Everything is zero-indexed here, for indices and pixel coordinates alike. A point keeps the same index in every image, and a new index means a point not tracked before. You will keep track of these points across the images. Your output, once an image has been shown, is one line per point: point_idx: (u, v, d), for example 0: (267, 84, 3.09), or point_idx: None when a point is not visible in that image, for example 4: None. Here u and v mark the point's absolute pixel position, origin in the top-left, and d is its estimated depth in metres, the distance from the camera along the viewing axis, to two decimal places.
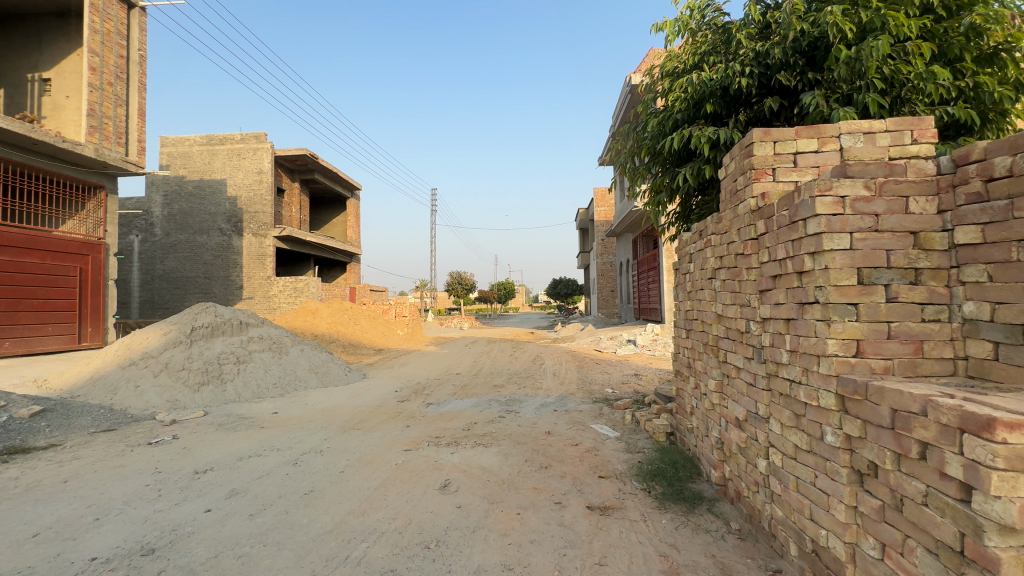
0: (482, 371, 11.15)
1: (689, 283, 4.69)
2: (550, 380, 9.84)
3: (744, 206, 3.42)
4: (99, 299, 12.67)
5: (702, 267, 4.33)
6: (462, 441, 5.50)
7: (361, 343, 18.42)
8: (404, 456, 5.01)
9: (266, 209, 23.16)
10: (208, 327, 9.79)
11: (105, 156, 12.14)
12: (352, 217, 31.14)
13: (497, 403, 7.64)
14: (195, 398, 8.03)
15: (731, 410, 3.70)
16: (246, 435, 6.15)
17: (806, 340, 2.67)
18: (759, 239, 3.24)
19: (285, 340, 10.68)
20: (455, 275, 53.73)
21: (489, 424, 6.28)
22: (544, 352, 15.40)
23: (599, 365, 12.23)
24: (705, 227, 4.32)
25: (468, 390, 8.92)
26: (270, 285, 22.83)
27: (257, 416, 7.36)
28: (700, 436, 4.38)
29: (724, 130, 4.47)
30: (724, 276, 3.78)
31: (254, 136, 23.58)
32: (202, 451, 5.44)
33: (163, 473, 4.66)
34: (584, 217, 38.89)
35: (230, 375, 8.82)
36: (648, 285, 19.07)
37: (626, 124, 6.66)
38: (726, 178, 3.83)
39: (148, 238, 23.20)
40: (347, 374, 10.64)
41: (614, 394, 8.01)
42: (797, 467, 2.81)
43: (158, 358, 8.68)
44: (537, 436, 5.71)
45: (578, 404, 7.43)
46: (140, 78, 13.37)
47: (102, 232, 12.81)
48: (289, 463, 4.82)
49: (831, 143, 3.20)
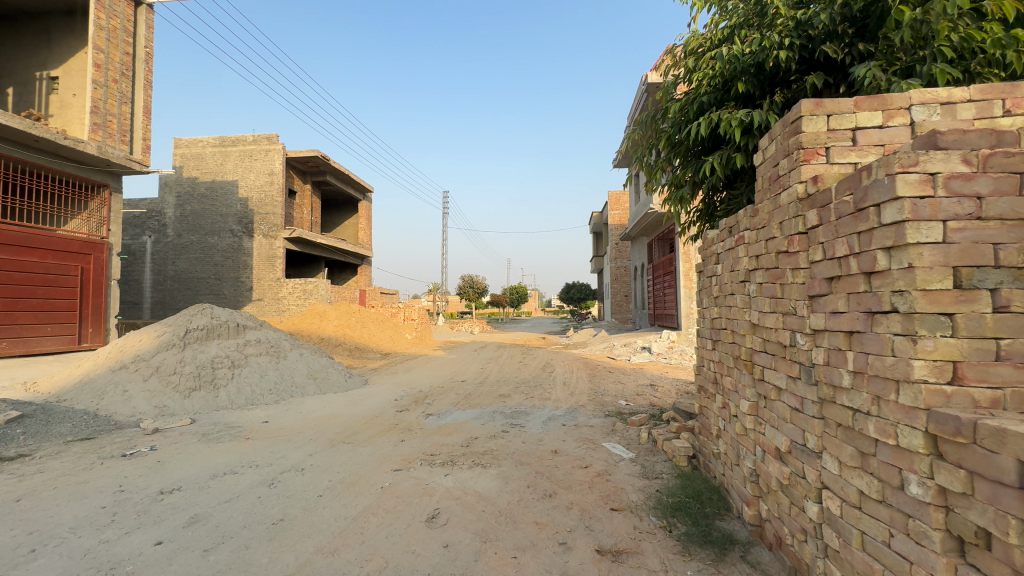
0: (488, 379, 10.62)
1: (716, 287, 4.12)
2: (560, 389, 9.27)
3: (789, 194, 2.85)
4: (100, 299, 12.45)
5: (732, 269, 3.74)
6: (458, 460, 4.97)
7: (367, 347, 18.05)
8: (393, 477, 4.49)
9: (276, 211, 23.08)
10: (204, 330, 9.40)
11: (108, 153, 11.94)
12: (363, 219, 30.93)
13: (501, 415, 7.10)
14: (185, 404, 7.64)
15: (770, 438, 3.10)
16: (228, 448, 5.69)
17: (878, 360, 2.09)
18: (808, 233, 2.66)
19: (284, 344, 10.27)
20: (466, 279, 53.49)
21: (490, 441, 5.72)
22: (555, 359, 14.80)
23: (612, 373, 11.62)
24: (735, 223, 3.77)
25: (471, 399, 8.40)
26: (279, 287, 22.66)
27: (246, 425, 6.92)
28: (729, 464, 3.79)
29: (759, 112, 3.91)
30: (762, 278, 3.20)
31: (265, 138, 23.50)
32: (175, 466, 4.99)
33: (125, 493, 4.20)
34: (597, 221, 38.26)
35: (224, 381, 8.43)
36: (664, 290, 18.41)
37: (644, 113, 6.10)
38: (763, 164, 3.26)
39: (160, 239, 23.20)
40: (346, 380, 10.16)
41: (629, 408, 7.41)
42: (862, 519, 2.22)
43: (149, 361, 8.32)
44: (542, 456, 5.15)
45: (589, 418, 6.86)
46: (146, 75, 13.20)
47: (105, 231, 12.60)
48: (264, 483, 4.34)
49: (898, 117, 2.63)
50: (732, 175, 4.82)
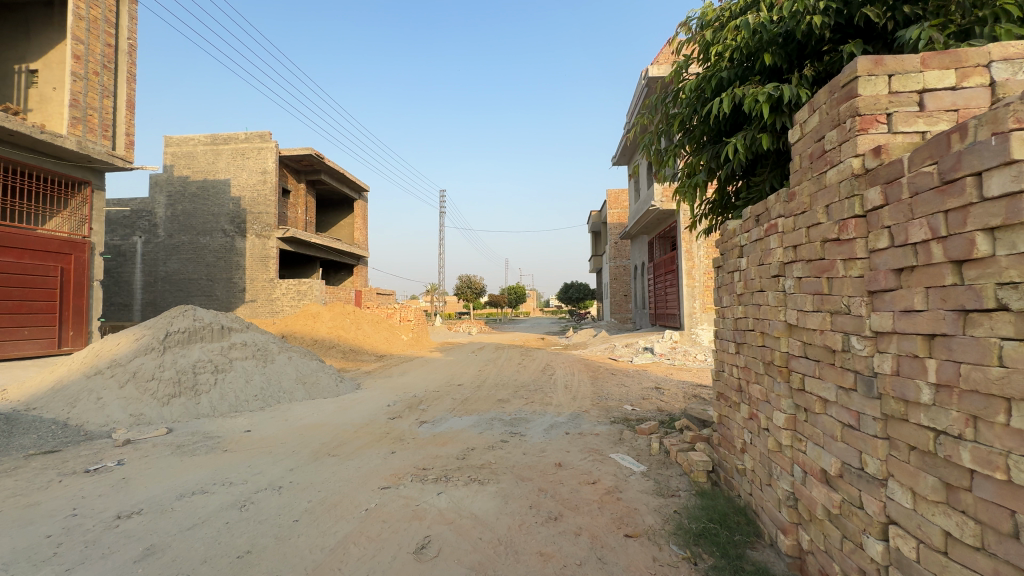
0: (486, 382, 10.15)
1: (740, 283, 3.67)
2: (561, 394, 8.84)
3: (839, 171, 2.41)
4: (82, 301, 11.95)
5: (762, 262, 3.30)
6: (453, 475, 4.52)
7: (362, 349, 17.57)
8: (379, 496, 4.03)
9: (270, 210, 22.58)
10: (185, 332, 8.88)
11: (89, 148, 11.44)
12: (359, 219, 30.42)
13: (500, 423, 6.64)
14: (163, 413, 7.17)
15: (815, 459, 2.66)
16: (202, 461, 5.22)
17: (978, 372, 1.65)
18: (868, 216, 2.22)
19: (272, 347, 9.80)
20: (464, 279, 53.02)
21: (488, 452, 5.28)
22: (555, 360, 14.35)
23: (615, 375, 11.17)
24: (763, 210, 3.34)
25: (468, 405, 7.94)
26: (272, 288, 22.15)
27: (226, 435, 6.44)
28: (758, 483, 3.35)
29: (790, 86, 3.49)
30: (802, 271, 2.76)
31: (258, 136, 23.01)
32: (142, 483, 4.52)
33: (77, 517, 3.73)
34: (596, 220, 37.78)
35: (205, 387, 7.95)
36: (665, 289, 17.96)
37: (652, 97, 5.67)
38: (803, 140, 2.83)
39: (151, 239, 22.66)
40: (337, 385, 9.67)
41: (636, 414, 6.97)
42: (951, 569, 1.78)
43: (126, 366, 7.83)
44: (545, 470, 4.70)
45: (593, 425, 6.42)
46: (129, 68, 12.71)
47: (87, 230, 12.10)
48: (235, 506, 3.88)
49: (974, 76, 2.19)
50: (753, 161, 4.40)
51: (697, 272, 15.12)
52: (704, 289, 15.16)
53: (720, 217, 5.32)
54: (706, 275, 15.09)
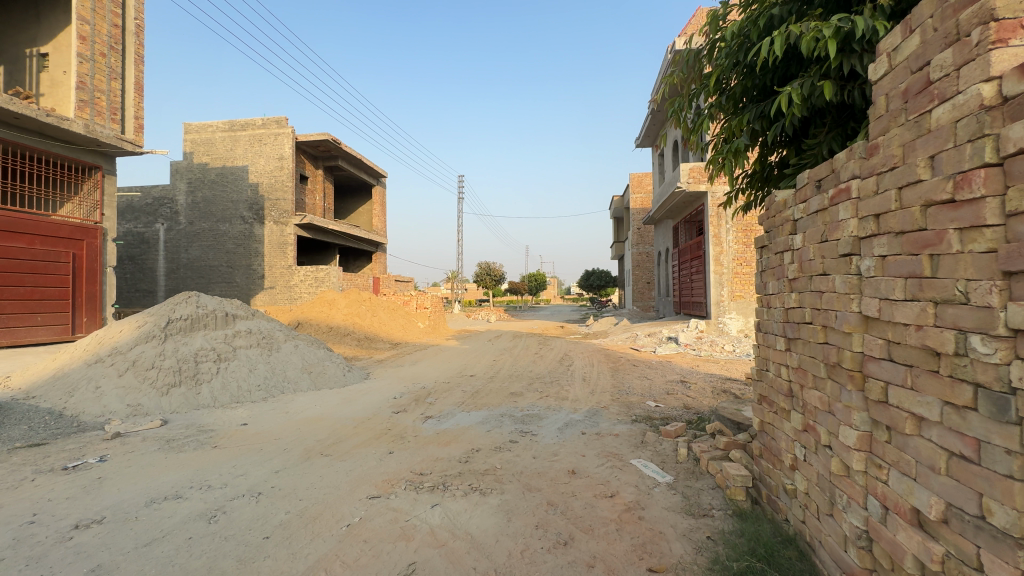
0: (499, 373, 9.66)
1: (794, 267, 3.00)
2: (579, 387, 8.27)
3: (957, 106, 1.73)
4: (95, 287, 11.87)
5: (827, 239, 2.62)
6: (452, 484, 4.00)
7: (377, 337, 17.32)
8: (365, 508, 3.55)
9: (287, 196, 22.41)
10: (187, 319, 8.55)
11: (97, 132, 11.22)
12: (376, 205, 30.18)
13: (510, 420, 6.11)
14: (161, 403, 6.90)
15: (902, 494, 2.03)
16: (187, 459, 4.85)
17: None
18: (1008, 165, 1.54)
19: (277, 335, 9.47)
20: (483, 267, 52.69)
21: (494, 455, 4.76)
22: (574, 350, 13.75)
23: (637, 367, 10.53)
24: (828, 174, 2.67)
25: (478, 398, 7.44)
26: (291, 275, 22.08)
27: (221, 429, 6.09)
28: (815, 511, 2.74)
29: (865, 19, 2.79)
30: (891, 247, 2.08)
31: (275, 121, 22.84)
32: (115, 485, 4.14)
33: (32, 526, 3.35)
34: (619, 205, 36.65)
35: (207, 376, 7.66)
36: (690, 276, 17.10)
37: (684, 51, 4.92)
38: (892, 74, 2.14)
39: (172, 227, 22.79)
40: (345, 374, 9.30)
41: (659, 411, 6.34)
42: None
43: (126, 354, 7.56)
44: (557, 478, 4.16)
45: (612, 424, 5.84)
46: (137, 49, 12.41)
47: (99, 216, 11.95)
48: (203, 516, 3.45)
49: None
50: (806, 120, 3.71)
51: (725, 259, 14.22)
52: (733, 276, 14.26)
53: (762, 190, 4.64)
54: (735, 262, 14.21)
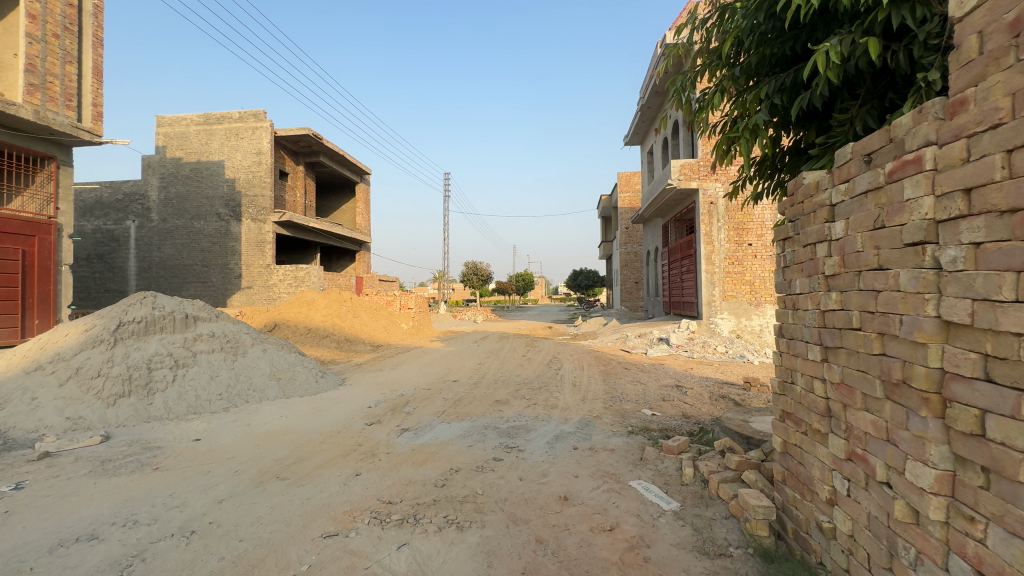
0: (484, 378, 9.10)
1: (836, 261, 2.47)
2: (568, 392, 7.75)
3: None
4: (48, 287, 11.01)
5: (886, 227, 2.09)
6: (424, 516, 3.42)
7: (358, 338, 16.61)
8: (317, 551, 2.95)
9: (265, 192, 21.53)
10: (141, 322, 7.80)
11: (49, 119, 10.37)
12: (360, 203, 29.34)
13: (494, 433, 5.55)
14: (106, 416, 6.17)
15: (1011, 562, 1.51)
16: (120, 485, 4.18)
17: None
18: None
19: (244, 338, 8.75)
20: (470, 266, 52.00)
21: (475, 477, 4.19)
22: (563, 352, 13.23)
23: (629, 370, 10.05)
24: (883, 145, 2.16)
25: (460, 407, 6.87)
26: (269, 274, 21.22)
27: (170, 445, 5.42)
28: (863, 560, 2.23)
29: None
30: (998, 233, 1.56)
31: (252, 114, 21.95)
32: (21, 521, 3.46)
33: None
34: (608, 204, 36.21)
35: (161, 385, 6.94)
36: (681, 275, 16.67)
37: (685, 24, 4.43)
38: (989, 4, 1.63)
39: (144, 224, 21.74)
40: (317, 380, 8.62)
41: (657, 422, 5.84)
42: None
43: (69, 361, 6.80)
44: (549, 506, 3.60)
45: (606, 436, 5.32)
46: (95, 31, 11.57)
47: (53, 210, 11.09)
48: (116, 566, 2.82)
49: None
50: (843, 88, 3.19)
51: (717, 258, 13.81)
52: (725, 276, 13.83)
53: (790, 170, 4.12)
54: (727, 261, 13.81)
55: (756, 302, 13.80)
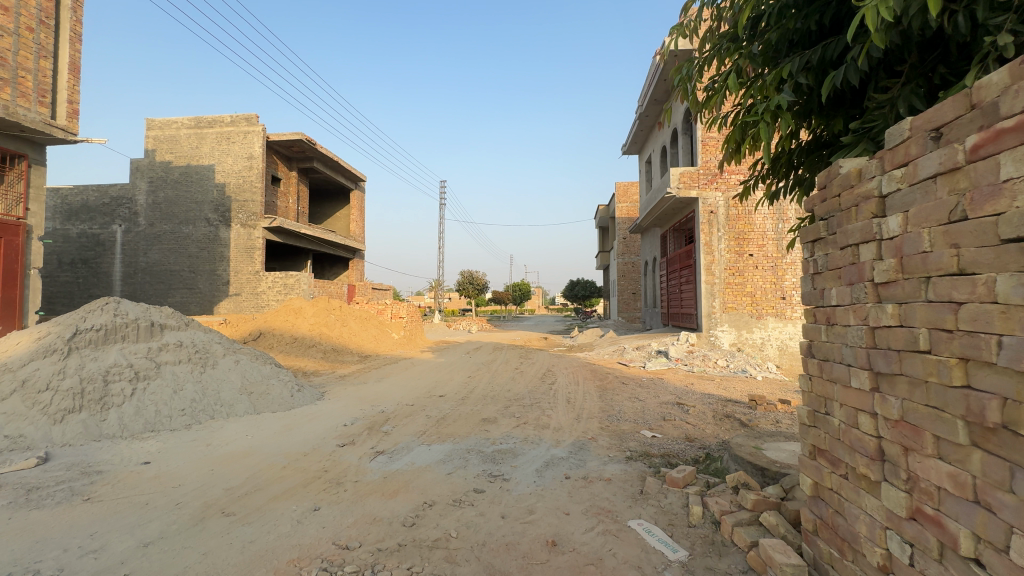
0: (473, 393, 8.54)
1: (892, 265, 1.97)
2: (562, 410, 7.21)
3: None
4: (13, 291, 10.43)
5: (974, 217, 1.58)
6: (384, 567, 2.86)
7: (345, 349, 16.01)
8: None
9: (255, 197, 20.99)
10: (100, 330, 7.24)
11: (19, 115, 9.86)
12: (354, 210, 28.85)
13: (479, 458, 4.99)
14: (50, 435, 5.56)
15: None
16: (39, 520, 3.60)
17: None
18: None
19: (215, 348, 8.16)
20: (465, 276, 51.43)
21: (452, 514, 3.64)
22: (557, 365, 12.69)
23: (627, 386, 9.51)
24: (960, 115, 1.68)
25: (444, 426, 6.31)
26: (257, 281, 20.61)
27: (115, 469, 4.83)
28: None
29: None
30: None
31: (245, 118, 21.50)
32: None
33: None
34: (605, 214, 35.84)
35: (117, 400, 6.33)
36: (680, 286, 16.19)
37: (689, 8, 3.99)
38: None
39: (131, 228, 21.18)
40: (292, 395, 8.01)
41: (658, 445, 5.30)
42: None
43: (16, 372, 6.20)
44: (536, 554, 3.05)
45: (603, 463, 4.77)
46: (73, 26, 11.14)
47: (22, 211, 10.53)
48: None
49: None
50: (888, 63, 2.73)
51: (717, 268, 13.36)
52: (725, 287, 13.34)
53: (820, 162, 3.63)
54: (727, 271, 13.34)
55: (758, 314, 13.23)
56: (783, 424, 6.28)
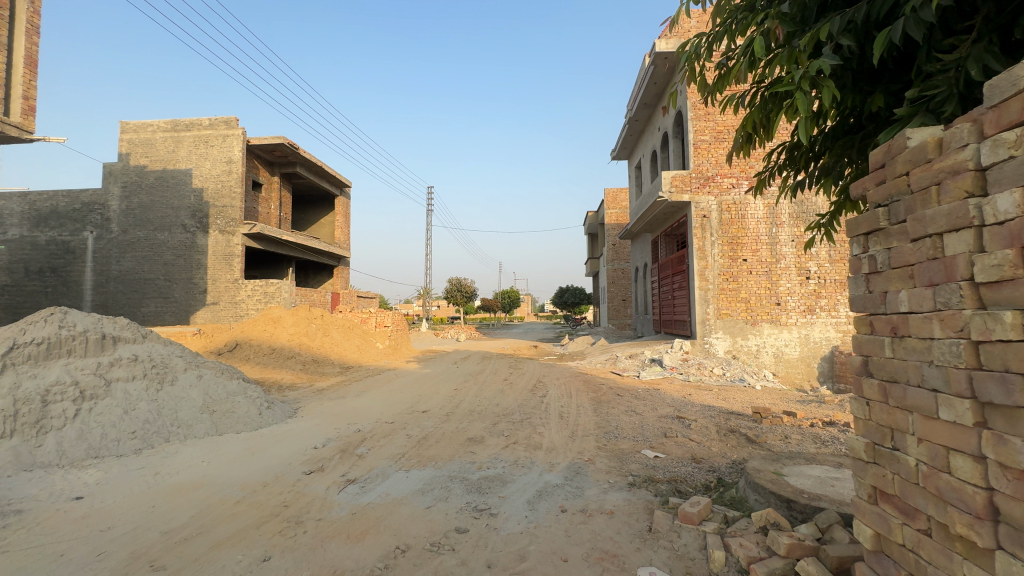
0: (458, 408, 7.95)
1: (1006, 257, 1.47)
2: (554, 427, 6.65)
3: None
4: None
5: None
6: None
7: (326, 360, 15.29)
8: None
9: (235, 203, 20.16)
10: (42, 345, 6.51)
11: None
12: (339, 216, 28.12)
13: (463, 486, 4.40)
14: None
15: None
16: None
17: None
18: None
19: (175, 363, 7.46)
20: (453, 282, 50.78)
21: (428, 563, 3.05)
22: (549, 376, 12.14)
23: (623, 398, 8.99)
24: None
25: (425, 447, 5.71)
26: (236, 290, 19.71)
27: (37, 508, 4.12)
28: None
29: None
30: None
31: (224, 121, 20.64)
32: None
33: None
34: (594, 221, 35.58)
35: (57, 423, 5.62)
36: (672, 292, 15.79)
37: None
38: None
39: (102, 235, 20.22)
40: (260, 413, 7.33)
41: (662, 468, 4.77)
42: None
43: None
44: None
45: (603, 491, 4.22)
46: (30, 18, 10.47)
47: None
48: None
49: None
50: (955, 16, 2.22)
51: (710, 274, 12.96)
52: (719, 292, 12.95)
53: (856, 148, 3.10)
54: (720, 277, 12.95)
55: (753, 320, 12.81)
56: (794, 441, 5.80)
